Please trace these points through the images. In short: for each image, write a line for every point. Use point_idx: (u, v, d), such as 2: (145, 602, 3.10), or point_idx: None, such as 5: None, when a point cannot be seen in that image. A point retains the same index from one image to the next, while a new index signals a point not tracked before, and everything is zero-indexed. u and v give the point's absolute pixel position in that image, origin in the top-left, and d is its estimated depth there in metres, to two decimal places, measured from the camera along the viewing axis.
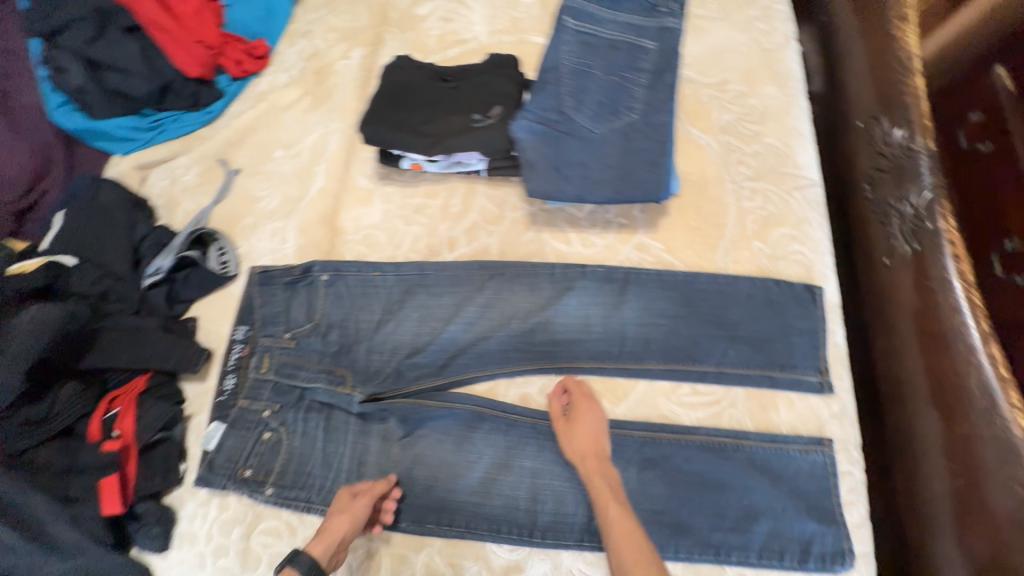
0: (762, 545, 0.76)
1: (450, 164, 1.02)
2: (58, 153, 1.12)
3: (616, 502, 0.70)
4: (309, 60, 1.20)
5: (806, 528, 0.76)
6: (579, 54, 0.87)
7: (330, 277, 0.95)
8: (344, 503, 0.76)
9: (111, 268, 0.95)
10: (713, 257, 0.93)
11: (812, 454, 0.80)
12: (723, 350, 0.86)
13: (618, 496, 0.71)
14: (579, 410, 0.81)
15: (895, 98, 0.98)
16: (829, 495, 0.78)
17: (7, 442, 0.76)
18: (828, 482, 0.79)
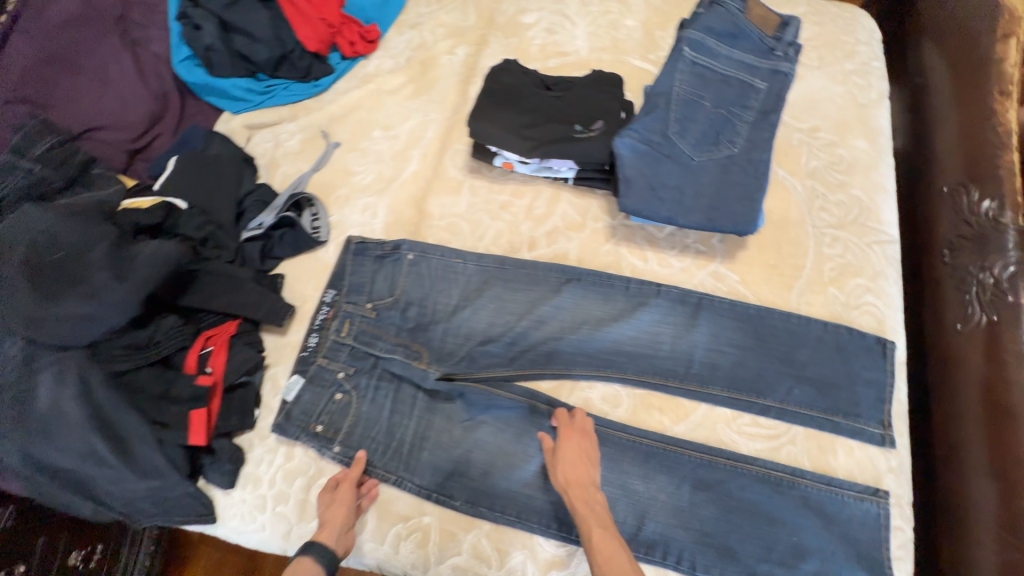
0: None
1: (540, 168, 1.06)
2: (174, 103, 1.23)
3: (600, 528, 0.73)
4: (416, 50, 1.26)
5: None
6: (691, 84, 0.90)
7: (416, 257, 1.00)
8: (330, 495, 0.83)
9: (214, 216, 1.01)
10: (788, 296, 0.95)
11: (866, 503, 0.80)
12: (788, 388, 0.87)
13: (604, 523, 0.74)
14: (563, 438, 0.82)
15: (987, 169, 0.96)
16: (879, 546, 0.79)
17: (111, 360, 0.82)
18: (880, 534, 0.79)
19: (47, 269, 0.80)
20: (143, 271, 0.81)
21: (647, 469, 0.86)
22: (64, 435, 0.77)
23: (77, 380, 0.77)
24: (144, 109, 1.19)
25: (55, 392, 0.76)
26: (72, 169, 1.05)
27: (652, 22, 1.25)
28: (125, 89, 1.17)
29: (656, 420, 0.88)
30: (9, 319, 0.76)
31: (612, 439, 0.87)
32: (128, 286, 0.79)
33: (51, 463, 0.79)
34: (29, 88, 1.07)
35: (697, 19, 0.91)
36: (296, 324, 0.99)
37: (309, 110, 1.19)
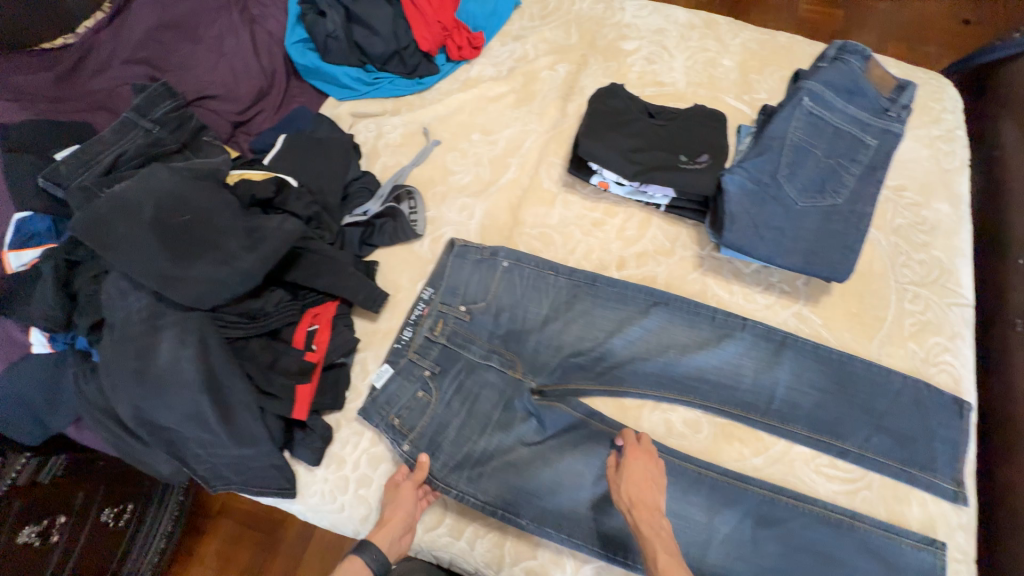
0: None
1: (635, 191, 1.10)
2: (281, 82, 1.25)
3: (667, 557, 0.68)
4: (518, 62, 1.30)
5: None
6: (806, 132, 0.94)
7: (511, 264, 1.02)
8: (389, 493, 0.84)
9: (322, 198, 1.04)
10: (869, 345, 0.98)
11: (922, 552, 0.82)
12: (867, 436, 0.89)
13: (670, 550, 0.69)
14: (630, 458, 0.80)
15: None
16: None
17: (230, 326, 0.84)
18: None
19: (177, 230, 0.82)
20: (271, 244, 0.83)
21: (713, 502, 0.87)
22: (175, 394, 0.78)
23: (196, 341, 0.79)
24: (253, 84, 1.20)
25: (175, 351, 0.78)
26: (184, 134, 1.06)
27: (748, 65, 1.29)
28: (238, 63, 1.20)
29: (735, 450, 0.90)
30: (141, 275, 0.79)
31: (671, 466, 0.89)
32: (256, 257, 0.82)
33: (156, 420, 0.80)
34: (153, 54, 1.15)
35: (817, 72, 0.95)
36: (387, 311, 1.01)
37: (412, 106, 1.23)
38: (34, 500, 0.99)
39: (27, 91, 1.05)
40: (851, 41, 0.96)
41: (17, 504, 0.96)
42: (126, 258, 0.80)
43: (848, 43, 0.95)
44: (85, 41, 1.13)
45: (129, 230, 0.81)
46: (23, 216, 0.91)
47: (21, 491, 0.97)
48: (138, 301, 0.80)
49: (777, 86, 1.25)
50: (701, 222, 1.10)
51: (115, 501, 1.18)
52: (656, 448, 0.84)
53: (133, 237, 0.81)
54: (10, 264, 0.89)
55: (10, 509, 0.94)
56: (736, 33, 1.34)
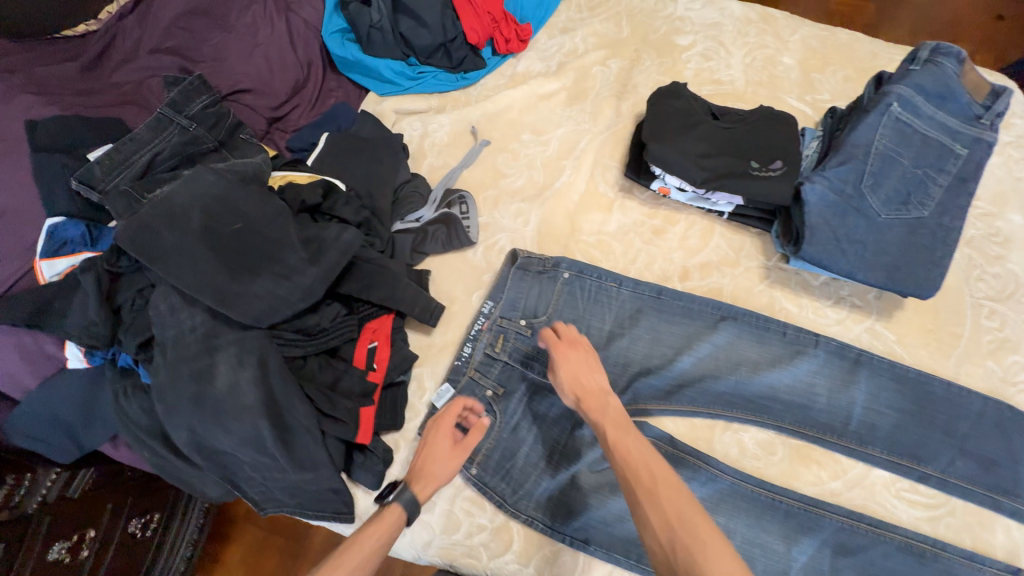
0: None
1: (695, 197, 1.04)
2: (318, 75, 1.17)
3: (618, 431, 0.71)
4: (567, 56, 1.23)
5: None
6: (893, 140, 0.89)
7: (572, 276, 0.97)
8: (430, 441, 0.81)
9: (371, 203, 0.98)
10: (946, 363, 0.94)
11: None
12: (950, 459, 0.86)
13: (621, 426, 0.72)
14: (557, 351, 0.82)
15: None
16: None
17: (286, 344, 0.78)
18: None
19: (231, 241, 0.77)
20: (331, 258, 0.79)
21: (789, 530, 0.83)
22: (234, 418, 0.73)
23: (256, 363, 0.74)
24: (289, 77, 1.12)
25: (233, 373, 0.73)
26: (223, 132, 0.99)
27: (809, 63, 1.22)
28: (273, 54, 1.12)
29: (813, 474, 0.87)
30: (196, 290, 0.73)
31: (745, 493, 0.85)
32: (317, 271, 0.77)
33: (213, 445, 0.75)
34: (181, 43, 1.07)
35: (907, 75, 0.89)
36: (442, 325, 0.96)
37: (458, 103, 1.17)
38: (63, 516, 0.92)
39: (49, 83, 0.95)
40: (942, 43, 0.90)
41: (45, 520, 0.89)
42: (177, 270, 0.74)
43: (940, 45, 0.89)
44: (109, 29, 1.05)
45: (178, 240, 0.75)
46: (53, 223, 0.84)
47: (48, 507, 0.90)
48: (191, 319, 0.74)
49: (841, 86, 1.19)
50: (767, 231, 1.04)
51: (145, 508, 1.10)
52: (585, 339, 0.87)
53: (183, 249, 0.75)
54: (42, 274, 0.82)
55: (38, 527, 0.88)
56: (795, 28, 1.26)
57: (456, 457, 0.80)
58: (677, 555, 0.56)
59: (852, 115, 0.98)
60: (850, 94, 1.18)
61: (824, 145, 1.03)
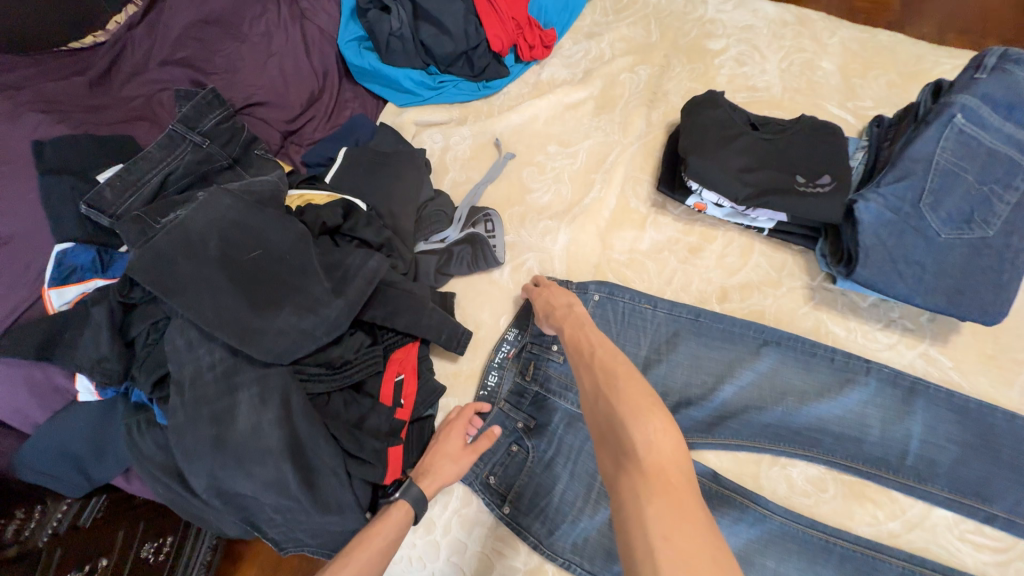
0: None
1: (733, 213, 0.98)
2: (333, 84, 1.12)
3: (573, 325, 0.73)
4: (593, 63, 1.18)
5: None
6: (955, 154, 0.83)
7: (602, 298, 0.92)
8: (442, 437, 0.81)
9: (394, 223, 0.93)
10: (1009, 392, 0.88)
11: None
12: (1018, 498, 0.79)
13: (578, 323, 0.73)
14: (538, 290, 0.87)
15: None
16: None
17: (310, 380, 0.74)
18: None
19: (252, 271, 0.73)
20: (357, 287, 0.76)
21: (844, 574, 0.77)
22: (256, 462, 0.67)
23: (279, 402, 0.69)
24: (305, 88, 1.07)
25: (254, 414, 0.68)
26: (237, 147, 0.93)
27: (850, 67, 1.15)
28: (288, 64, 1.07)
29: (869, 513, 0.82)
30: (214, 325, 0.68)
31: (796, 534, 0.80)
32: (343, 303, 0.74)
33: (232, 489, 0.70)
34: (193, 54, 1.02)
35: (972, 84, 0.84)
36: (469, 352, 0.91)
37: (480, 114, 1.13)
38: (72, 548, 0.82)
39: (56, 99, 0.91)
40: (1009, 49, 0.85)
41: (56, 552, 0.79)
42: (194, 303, 0.69)
43: (1009, 51, 0.84)
44: (118, 40, 1.00)
45: (195, 270, 0.71)
46: (63, 247, 0.79)
47: (60, 539, 0.81)
48: (210, 355, 0.69)
49: (885, 92, 1.12)
50: (810, 248, 0.98)
51: (158, 532, 1.01)
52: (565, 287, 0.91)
53: (202, 279, 0.70)
54: (49, 303, 0.77)
55: (48, 562, 0.78)
56: (834, 30, 1.19)
57: (465, 456, 0.79)
58: (604, 407, 0.58)
59: (905, 125, 0.93)
60: (895, 100, 1.11)
61: (872, 156, 0.97)
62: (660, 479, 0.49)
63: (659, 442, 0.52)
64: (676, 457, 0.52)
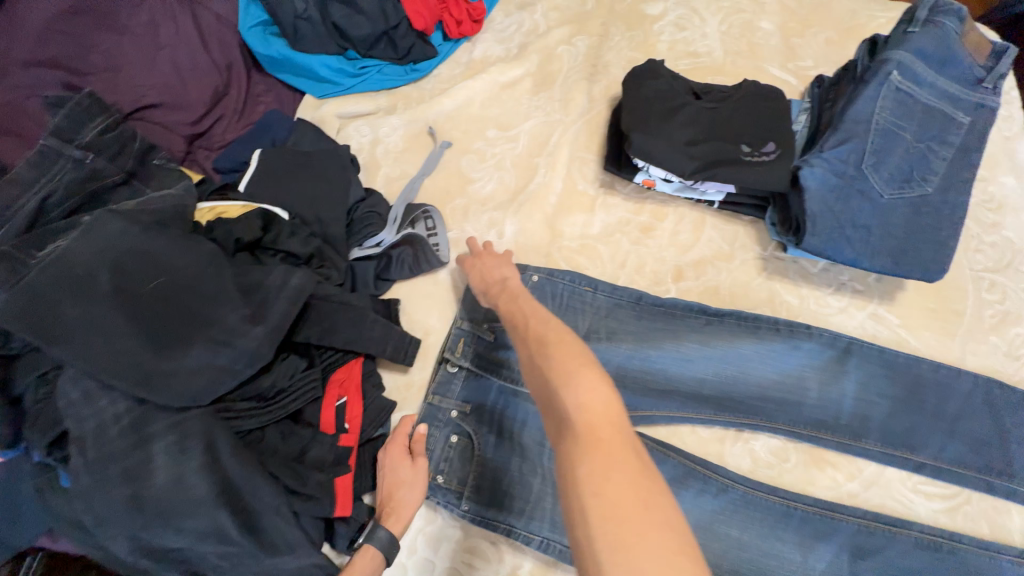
0: None
1: (683, 187, 0.95)
2: (241, 77, 1.00)
3: (508, 300, 0.70)
4: (528, 36, 1.10)
5: None
6: (894, 112, 0.82)
7: (541, 279, 0.88)
8: (391, 466, 0.75)
9: (325, 231, 0.85)
10: (951, 343, 0.91)
11: None
12: (942, 444, 0.82)
13: (515, 295, 0.71)
14: (471, 259, 0.84)
15: None
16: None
17: (242, 417, 0.68)
18: None
19: (153, 304, 0.64)
20: (279, 310, 0.68)
21: (803, 536, 0.78)
22: (182, 517, 0.60)
23: (202, 448, 0.61)
24: (206, 84, 0.95)
25: (173, 465, 0.60)
26: (130, 160, 0.82)
27: (789, 27, 1.12)
28: (183, 59, 0.94)
29: (828, 477, 0.83)
30: (113, 372, 0.60)
31: (758, 501, 0.80)
32: (264, 330, 0.66)
33: (160, 547, 0.62)
34: (62, 52, 0.88)
35: (906, 39, 0.82)
36: (418, 361, 0.86)
37: (410, 100, 1.03)
38: None
39: None
40: None
41: None
42: (85, 349, 0.60)
43: (939, 3, 0.83)
44: None
45: (83, 311, 0.61)
46: None
47: None
48: (113, 406, 0.61)
49: (824, 50, 1.10)
50: (759, 218, 0.97)
51: None
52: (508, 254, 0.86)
53: (92, 321, 0.61)
54: None
55: None
56: None
57: (422, 480, 0.74)
58: (536, 375, 0.55)
59: (845, 86, 0.91)
60: (834, 58, 1.09)
61: (815, 118, 0.95)
62: (591, 439, 0.47)
63: (588, 401, 0.49)
64: (608, 413, 0.49)
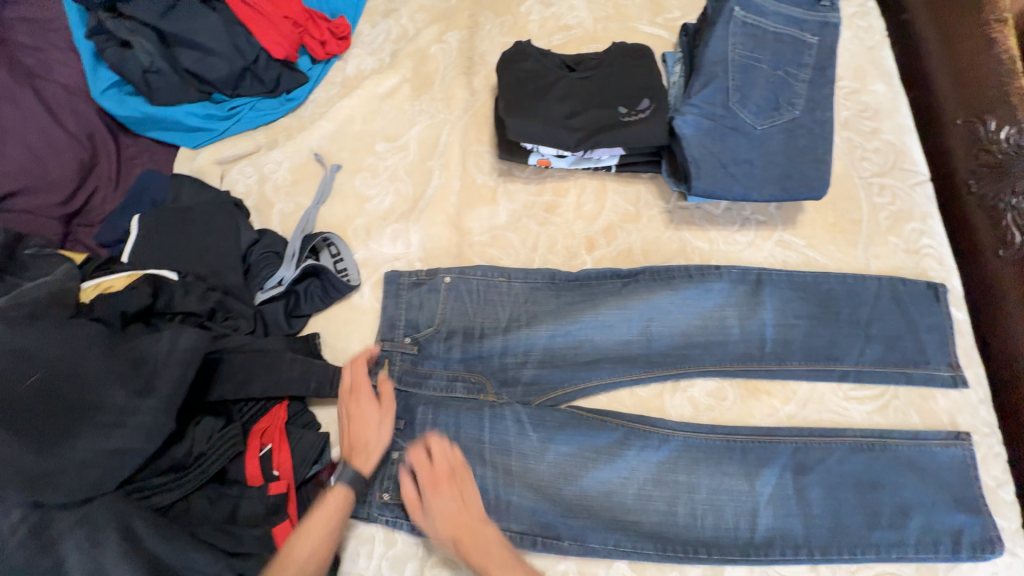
0: (918, 539, 0.77)
1: (579, 159, 0.96)
2: (105, 143, 0.95)
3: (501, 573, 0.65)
4: (399, 42, 1.09)
5: (956, 519, 0.78)
6: (747, 46, 0.86)
7: (453, 280, 0.88)
8: (349, 408, 0.76)
9: (222, 281, 0.83)
10: (855, 252, 0.95)
11: (951, 448, 0.81)
12: (861, 349, 0.87)
13: (504, 559, 0.67)
14: (424, 497, 0.71)
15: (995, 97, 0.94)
16: (973, 485, 0.79)
17: (156, 492, 0.66)
18: (969, 474, 0.80)
19: (32, 401, 0.61)
20: (173, 375, 0.65)
21: (748, 466, 0.81)
22: None
23: (117, 535, 0.58)
24: (68, 159, 0.90)
25: (89, 559, 0.57)
26: None
27: None
28: (34, 138, 0.90)
29: (766, 405, 0.85)
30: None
31: (700, 443, 0.82)
32: (158, 401, 0.63)
33: None
34: None
35: None
36: None
37: (290, 130, 1.01)
38: None
39: None
40: None
41: None
42: None
43: None
44: None
45: None
46: None
47: None
48: (7, 516, 0.57)
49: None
50: (657, 172, 0.98)
51: None
52: (464, 467, 0.74)
53: None
54: None
55: None
56: None
57: (386, 415, 0.76)
58: None
59: (703, 29, 0.94)
60: (697, 4, 1.12)
61: (687, 67, 0.97)
62: None
63: None
64: None
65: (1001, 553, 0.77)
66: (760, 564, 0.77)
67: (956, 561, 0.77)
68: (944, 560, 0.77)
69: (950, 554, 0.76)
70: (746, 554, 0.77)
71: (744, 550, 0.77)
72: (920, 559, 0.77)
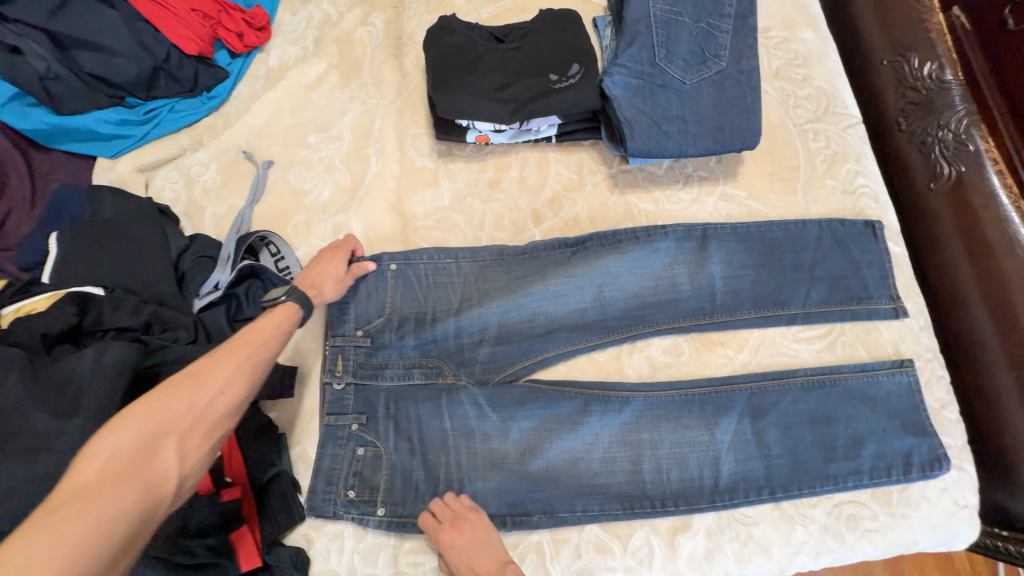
0: (871, 466, 0.80)
1: (518, 133, 0.94)
2: (13, 160, 0.89)
3: None
4: (322, 29, 1.05)
5: (905, 443, 0.81)
6: (668, 3, 0.87)
7: (400, 266, 0.85)
8: (318, 259, 0.79)
9: (154, 292, 0.80)
10: (795, 199, 0.96)
11: (897, 375, 0.84)
12: (807, 292, 0.89)
13: None
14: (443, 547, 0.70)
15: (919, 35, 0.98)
16: (919, 408, 0.83)
17: None
18: (915, 400, 0.83)
19: None
20: (102, 392, 0.62)
21: (708, 417, 0.82)
22: None
23: None
24: None
25: None
26: None
27: None
28: None
29: (721, 355, 0.87)
30: None
31: (659, 401, 0.83)
32: (86, 420, 0.60)
33: None
34: None
35: None
36: (303, 389, 0.83)
37: (215, 130, 0.97)
38: None
39: None
40: None
41: None
42: None
43: None
44: None
45: None
46: None
47: None
48: None
49: None
50: (597, 138, 0.97)
51: None
52: (479, 510, 0.74)
53: None
54: None
55: None
56: None
57: (347, 278, 0.80)
58: None
59: None
60: None
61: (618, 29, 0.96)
62: None
63: None
64: None
65: (948, 470, 0.80)
66: (727, 510, 0.79)
67: (908, 482, 0.80)
68: (897, 482, 0.80)
69: (902, 476, 0.80)
70: (712, 502, 0.79)
71: (710, 499, 0.78)
72: (874, 485, 0.80)
